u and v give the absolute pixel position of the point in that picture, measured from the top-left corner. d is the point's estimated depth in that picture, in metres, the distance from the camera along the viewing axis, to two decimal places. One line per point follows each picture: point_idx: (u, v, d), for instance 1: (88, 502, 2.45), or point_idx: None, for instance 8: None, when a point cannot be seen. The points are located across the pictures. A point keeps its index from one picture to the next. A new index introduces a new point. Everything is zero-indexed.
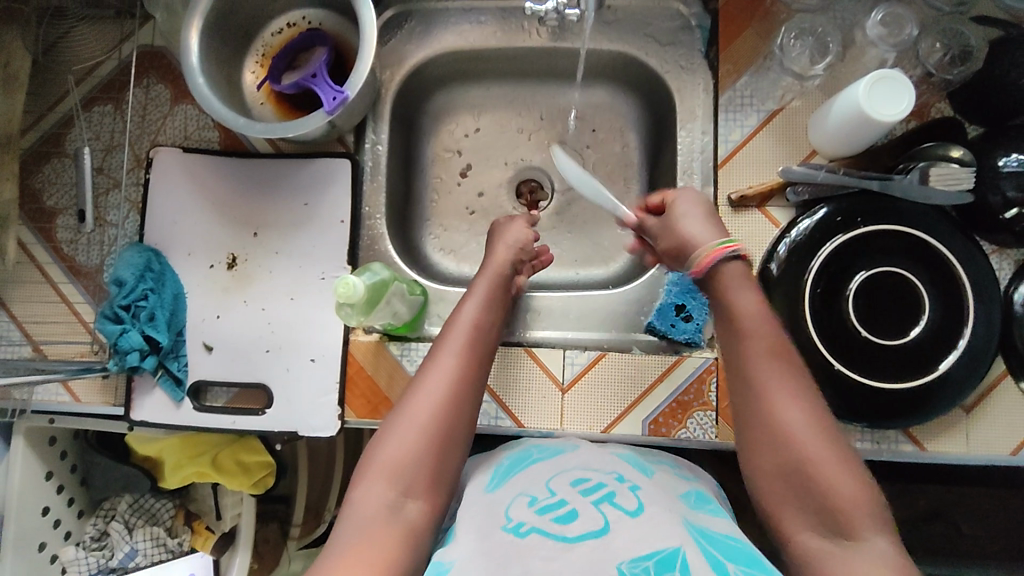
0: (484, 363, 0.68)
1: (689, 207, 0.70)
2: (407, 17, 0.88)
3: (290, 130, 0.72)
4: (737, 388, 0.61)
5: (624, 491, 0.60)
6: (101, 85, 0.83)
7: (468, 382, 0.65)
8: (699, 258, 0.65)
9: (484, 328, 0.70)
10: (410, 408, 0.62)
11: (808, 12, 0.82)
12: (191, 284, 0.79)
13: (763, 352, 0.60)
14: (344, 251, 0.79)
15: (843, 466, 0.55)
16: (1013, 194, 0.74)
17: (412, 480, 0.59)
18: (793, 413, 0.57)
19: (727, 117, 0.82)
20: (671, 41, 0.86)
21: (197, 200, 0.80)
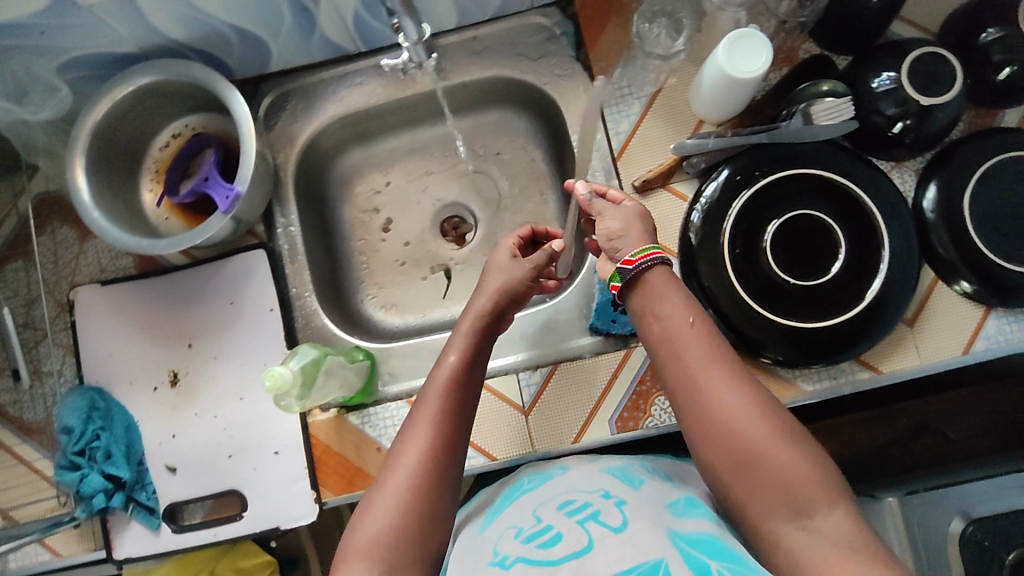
0: (466, 419, 0.64)
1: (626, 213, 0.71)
2: (287, 97, 0.89)
3: (193, 239, 0.73)
4: (683, 392, 0.62)
5: (609, 508, 0.61)
6: (8, 244, 0.84)
7: (450, 447, 0.61)
8: (641, 249, 0.67)
9: (467, 380, 0.65)
10: (391, 480, 0.59)
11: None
12: (139, 411, 0.79)
13: (704, 356, 0.62)
14: (281, 337, 0.80)
15: (796, 452, 0.57)
16: (893, 111, 0.76)
17: (397, 561, 0.56)
18: (738, 410, 0.59)
19: (611, 111, 0.84)
20: (541, 54, 0.88)
21: (127, 328, 0.81)
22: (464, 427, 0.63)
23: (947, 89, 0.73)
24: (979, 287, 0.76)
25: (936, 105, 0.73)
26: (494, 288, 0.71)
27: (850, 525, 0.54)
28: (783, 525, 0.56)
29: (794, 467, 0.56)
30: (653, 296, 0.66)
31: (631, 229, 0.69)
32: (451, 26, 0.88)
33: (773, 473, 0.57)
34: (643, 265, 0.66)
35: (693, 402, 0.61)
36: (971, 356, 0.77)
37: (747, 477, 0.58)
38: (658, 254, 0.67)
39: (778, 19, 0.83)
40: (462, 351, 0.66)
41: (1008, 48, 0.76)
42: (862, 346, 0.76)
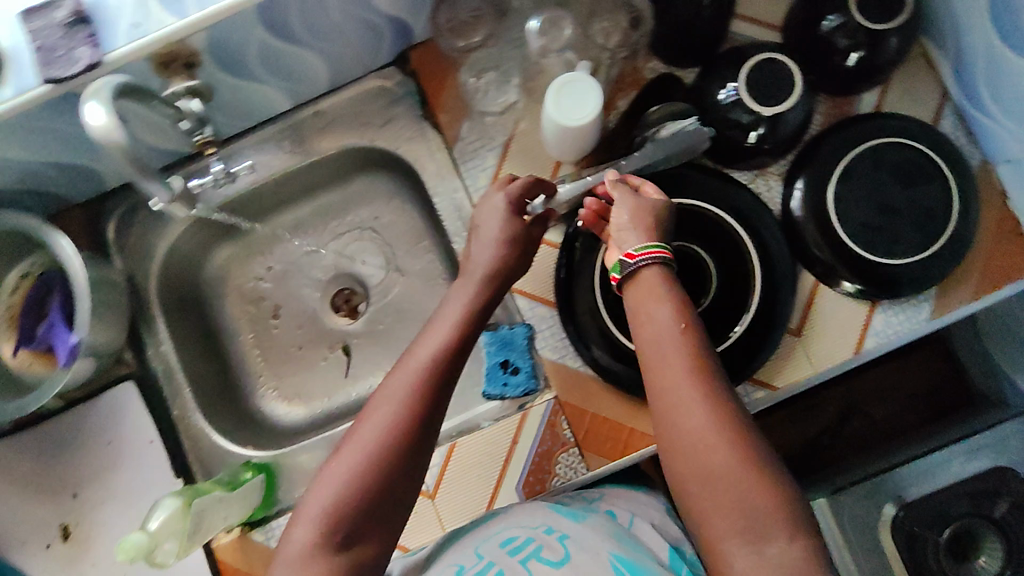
0: (442, 400, 0.61)
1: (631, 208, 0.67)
2: (136, 209, 0.85)
3: (43, 397, 0.73)
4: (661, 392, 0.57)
5: (552, 542, 0.62)
6: None
7: (421, 413, 0.59)
8: (645, 246, 0.63)
9: (446, 361, 0.62)
10: (354, 439, 0.58)
11: (494, 41, 0.82)
12: (37, 571, 0.76)
13: (688, 361, 0.57)
14: (167, 468, 0.79)
15: (762, 475, 0.52)
16: (747, 118, 0.72)
17: (349, 528, 0.55)
18: (711, 427, 0.54)
19: (468, 166, 0.81)
20: (387, 119, 0.85)
21: (10, 487, 0.78)
22: (440, 403, 0.61)
23: (788, 95, 0.70)
24: (863, 285, 0.74)
25: (781, 112, 0.71)
26: (497, 239, 0.71)
27: (800, 555, 0.49)
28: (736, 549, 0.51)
29: (755, 497, 0.51)
30: (642, 298, 0.61)
31: (638, 227, 0.65)
32: (288, 106, 0.85)
33: (739, 494, 0.52)
34: (645, 261, 0.62)
35: (671, 399, 0.56)
36: (864, 355, 0.76)
37: (709, 493, 0.53)
38: (663, 254, 0.63)
39: (610, 50, 0.80)
40: (444, 330, 0.64)
41: (851, 32, 0.71)
42: (750, 372, 0.74)
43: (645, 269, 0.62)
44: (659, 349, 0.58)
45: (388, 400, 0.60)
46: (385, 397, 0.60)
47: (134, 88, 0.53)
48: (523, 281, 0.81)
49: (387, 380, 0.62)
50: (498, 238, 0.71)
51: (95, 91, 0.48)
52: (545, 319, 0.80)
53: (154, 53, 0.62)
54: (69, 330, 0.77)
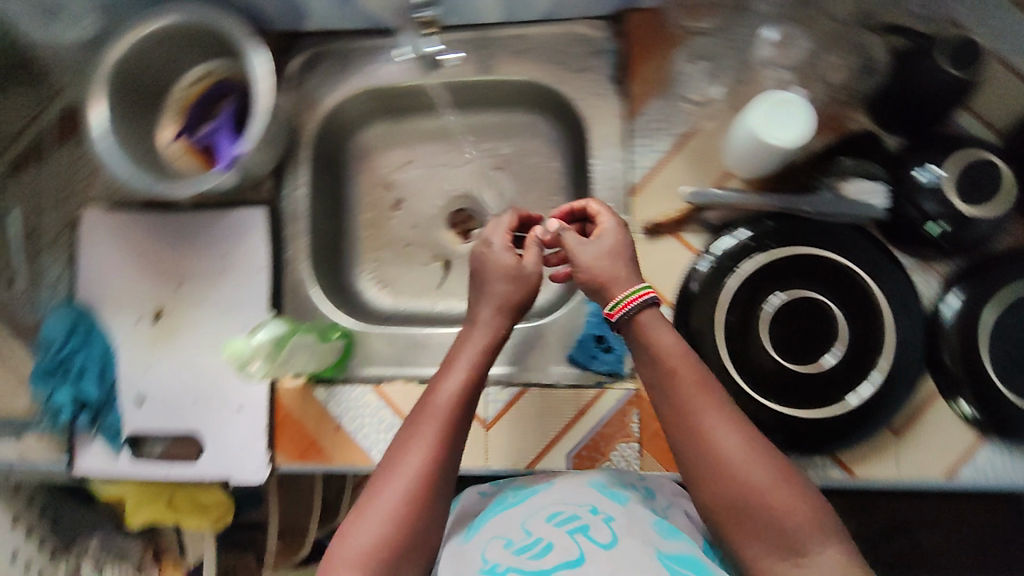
0: (461, 442, 0.64)
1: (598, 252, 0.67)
2: (320, 58, 0.90)
3: (193, 186, 0.76)
4: (681, 434, 0.59)
5: (598, 523, 0.62)
6: (28, 149, 0.87)
7: (455, 434, 0.63)
8: (618, 302, 0.64)
9: (467, 405, 0.64)
10: (383, 492, 0.60)
11: (714, 34, 0.80)
12: (120, 339, 0.81)
13: (705, 396, 0.59)
14: (265, 298, 0.81)
15: (796, 498, 0.55)
16: (932, 209, 0.69)
17: (392, 561, 0.57)
18: (738, 454, 0.56)
19: (639, 143, 0.80)
20: (582, 67, 0.84)
21: (122, 255, 0.83)
22: (459, 442, 0.63)
23: (989, 201, 0.68)
24: (980, 414, 0.70)
25: (976, 217, 0.68)
26: (498, 302, 0.70)
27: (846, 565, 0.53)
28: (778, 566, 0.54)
29: (791, 515, 0.54)
30: (650, 337, 0.62)
31: (612, 279, 0.66)
32: (496, 19, 0.86)
33: (773, 519, 0.54)
34: (624, 317, 0.64)
35: (692, 438, 0.58)
36: (955, 482, 0.71)
37: (744, 516, 0.55)
38: (640, 300, 0.63)
39: (826, 87, 0.78)
40: (467, 364, 0.66)
41: None
42: (832, 446, 0.71)
43: (633, 319, 0.63)
44: (676, 389, 0.60)
45: (415, 448, 0.61)
46: (412, 450, 0.61)
47: None
48: (649, 270, 0.77)
49: (420, 415, 0.63)
50: (500, 302, 0.70)
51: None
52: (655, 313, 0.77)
53: None
54: (233, 142, 0.81)
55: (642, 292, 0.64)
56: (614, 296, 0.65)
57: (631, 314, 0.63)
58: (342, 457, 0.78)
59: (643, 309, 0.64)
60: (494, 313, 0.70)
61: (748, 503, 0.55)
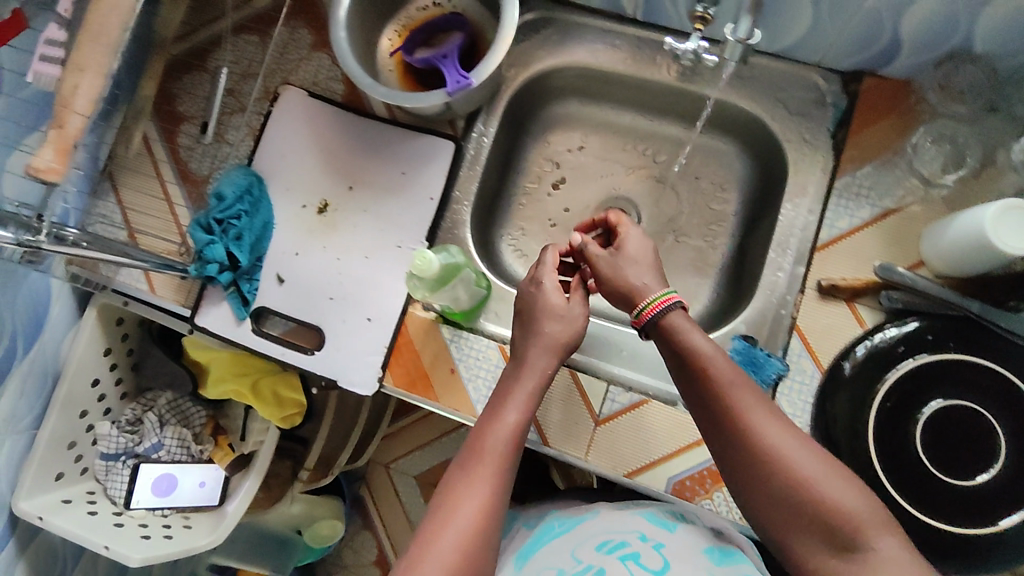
0: (512, 486, 0.64)
1: (631, 257, 0.70)
2: (547, 24, 0.87)
3: (408, 100, 0.73)
4: (715, 433, 0.60)
5: (648, 549, 0.63)
6: (254, 17, 0.89)
7: (505, 478, 0.63)
8: (645, 307, 0.65)
9: (517, 450, 0.65)
10: (441, 537, 0.57)
11: (962, 120, 0.76)
12: (282, 218, 0.82)
13: (741, 395, 0.59)
14: (426, 228, 0.81)
15: (846, 486, 0.54)
16: None
17: None
18: (780, 442, 0.56)
19: (838, 203, 0.77)
20: (801, 112, 0.81)
21: (306, 142, 0.84)
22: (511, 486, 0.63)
23: None
24: None
25: None
26: (551, 342, 0.70)
27: (904, 556, 0.51)
28: (827, 560, 0.54)
29: (840, 498, 0.53)
30: (682, 336, 0.63)
31: (642, 288, 0.67)
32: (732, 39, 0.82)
33: (822, 510, 0.54)
34: (649, 322, 0.65)
35: (730, 437, 0.58)
36: None
37: (791, 506, 0.55)
38: (664, 305, 0.64)
39: None
40: (519, 408, 0.67)
41: None
42: (949, 571, 0.68)
43: (660, 323, 0.64)
44: (715, 387, 0.60)
45: (474, 494, 0.60)
46: (471, 494, 0.60)
47: None
48: (811, 326, 0.76)
49: (475, 458, 0.63)
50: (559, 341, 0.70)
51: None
52: (804, 372, 0.75)
53: None
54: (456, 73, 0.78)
55: (667, 299, 0.65)
56: (643, 300, 0.66)
57: (658, 318, 0.64)
58: (448, 400, 0.78)
59: (674, 310, 0.65)
60: (546, 356, 0.70)
61: (791, 498, 0.55)
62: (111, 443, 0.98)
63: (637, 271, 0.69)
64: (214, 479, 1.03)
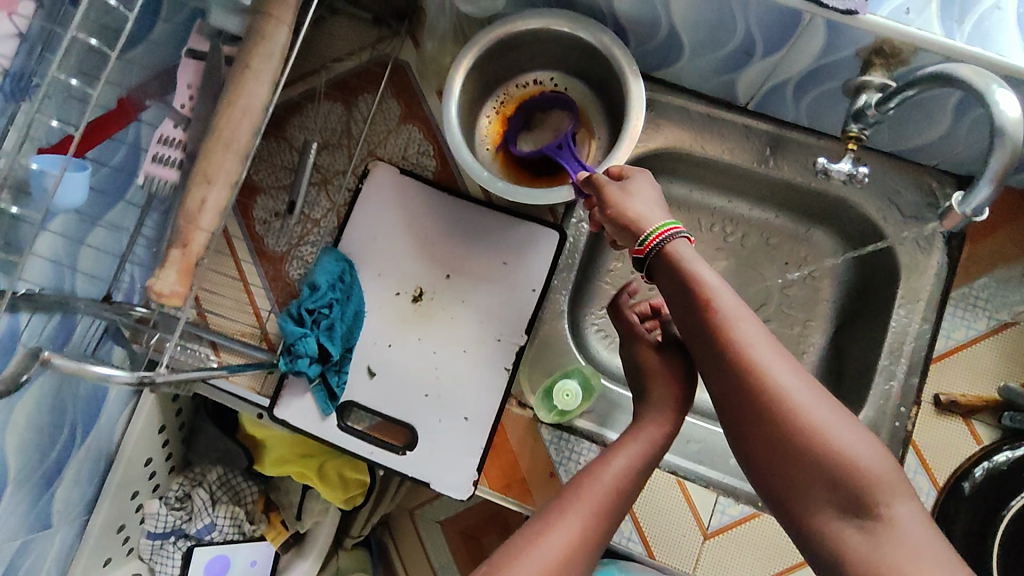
0: (608, 532, 0.59)
1: (642, 185, 0.62)
2: (651, 106, 0.84)
3: (542, 199, 0.70)
4: (719, 374, 0.51)
5: None
6: (337, 82, 0.83)
7: (602, 523, 0.58)
8: (647, 236, 0.58)
9: (624, 498, 0.60)
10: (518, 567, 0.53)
11: None
12: (373, 305, 0.78)
13: (753, 332, 0.51)
14: (527, 322, 0.77)
15: (864, 441, 0.47)
16: None
17: None
18: (795, 392, 0.48)
19: (954, 313, 0.76)
20: (915, 216, 0.79)
21: (399, 223, 0.79)
22: (608, 531, 0.59)
23: None
24: None
25: None
26: (669, 403, 0.67)
27: (923, 526, 0.45)
28: (834, 522, 0.47)
29: (859, 454, 0.46)
30: (677, 276, 0.56)
31: (643, 216, 0.59)
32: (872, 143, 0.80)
33: (841, 465, 0.46)
34: (653, 251, 0.57)
35: (738, 378, 0.50)
36: None
37: (805, 464, 0.47)
38: (666, 233, 0.57)
39: None
40: (629, 456, 0.63)
41: None
42: None
43: (671, 257, 0.57)
44: (721, 330, 0.52)
45: (565, 530, 0.56)
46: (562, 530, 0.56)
47: (936, 77, 0.51)
48: (926, 443, 0.74)
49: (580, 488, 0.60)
50: (675, 394, 0.68)
51: (984, 82, 0.48)
52: (920, 490, 0.73)
53: (884, 41, 0.60)
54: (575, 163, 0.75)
55: (671, 228, 0.58)
56: (642, 231, 0.59)
57: (660, 249, 0.57)
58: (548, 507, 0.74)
59: (677, 241, 0.57)
60: (666, 405, 0.67)
61: (801, 450, 0.47)
62: (159, 521, 0.92)
63: (646, 201, 0.60)
64: (265, 557, 0.97)
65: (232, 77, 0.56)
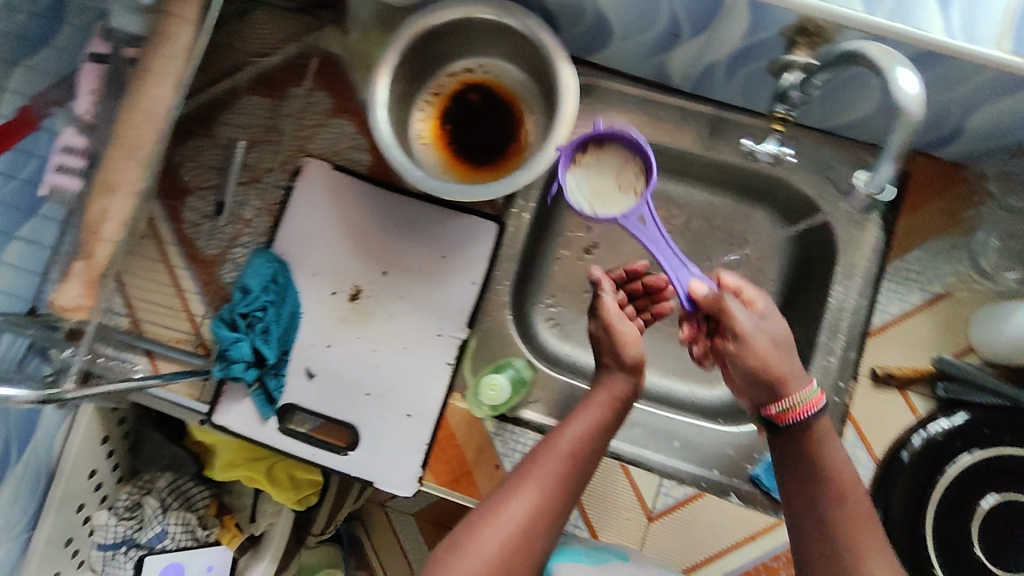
0: (567, 501, 0.62)
1: (770, 325, 0.59)
2: (587, 91, 0.83)
3: (499, 189, 0.68)
4: (809, 541, 0.54)
5: None
6: (264, 77, 0.81)
7: (559, 491, 0.61)
8: (795, 398, 0.55)
9: (579, 466, 0.63)
10: (477, 538, 0.57)
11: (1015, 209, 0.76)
12: (309, 305, 0.76)
13: (857, 505, 0.54)
14: (468, 315, 0.76)
15: None
16: None
17: None
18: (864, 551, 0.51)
19: (890, 287, 0.77)
20: (850, 191, 0.79)
21: (333, 220, 0.78)
22: (565, 501, 0.61)
23: None
24: None
25: None
26: (636, 361, 0.68)
27: None
28: None
29: None
30: (826, 437, 0.56)
31: (786, 371, 0.55)
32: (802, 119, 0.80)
33: None
34: (799, 413, 0.55)
35: (825, 529, 0.53)
36: None
37: None
38: (816, 402, 0.55)
39: None
40: (586, 424, 0.65)
41: None
42: None
43: (800, 425, 0.55)
44: (835, 489, 0.54)
45: (521, 498, 0.59)
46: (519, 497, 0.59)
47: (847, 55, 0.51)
48: (864, 416, 0.75)
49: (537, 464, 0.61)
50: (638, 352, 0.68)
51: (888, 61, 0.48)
52: (858, 463, 0.73)
53: (806, 18, 0.60)
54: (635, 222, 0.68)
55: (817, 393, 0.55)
56: (789, 390, 0.55)
57: (800, 418, 0.55)
58: None
59: (812, 406, 0.55)
60: (632, 357, 0.68)
61: None
62: (109, 533, 0.91)
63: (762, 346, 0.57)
64: (222, 561, 0.95)
65: (133, 80, 0.54)
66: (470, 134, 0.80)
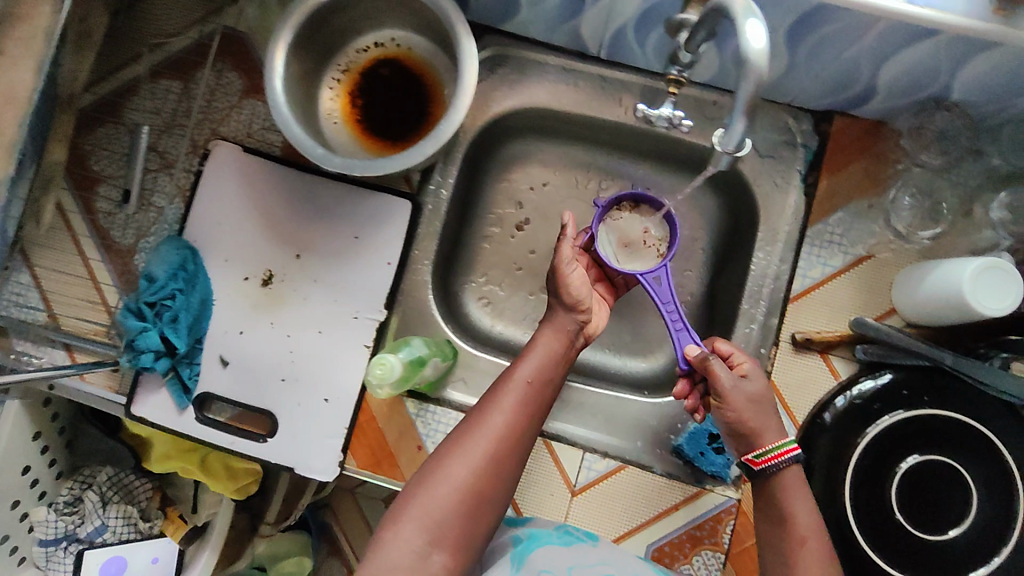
0: (532, 427, 0.64)
1: (754, 380, 0.65)
2: (502, 62, 0.81)
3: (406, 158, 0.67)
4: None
5: None
6: (171, 60, 0.79)
7: (525, 420, 0.63)
8: (767, 452, 0.62)
9: (540, 392, 0.65)
10: (450, 467, 0.59)
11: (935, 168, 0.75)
12: (222, 292, 0.75)
13: (813, 551, 0.59)
14: (384, 295, 0.75)
15: None
16: None
17: (459, 523, 0.58)
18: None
19: (811, 251, 0.76)
20: (771, 153, 0.77)
21: (244, 204, 0.76)
22: (530, 426, 0.64)
23: None
24: None
25: None
26: (584, 296, 0.71)
27: None
28: None
29: None
30: (796, 491, 0.62)
31: (764, 426, 0.63)
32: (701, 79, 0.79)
33: None
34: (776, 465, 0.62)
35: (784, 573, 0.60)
36: None
37: None
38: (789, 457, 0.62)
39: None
40: (543, 355, 0.67)
41: None
42: None
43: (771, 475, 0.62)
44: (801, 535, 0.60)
45: (489, 428, 0.61)
46: (488, 427, 0.61)
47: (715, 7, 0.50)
48: (785, 382, 0.75)
49: (497, 394, 0.63)
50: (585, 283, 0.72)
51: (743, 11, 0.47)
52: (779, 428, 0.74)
53: None
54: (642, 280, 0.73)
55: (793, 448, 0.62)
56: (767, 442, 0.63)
57: (776, 468, 0.62)
58: None
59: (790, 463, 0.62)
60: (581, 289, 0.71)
61: None
62: (49, 529, 0.90)
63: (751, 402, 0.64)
64: (168, 553, 0.95)
65: None
66: (383, 111, 0.79)
